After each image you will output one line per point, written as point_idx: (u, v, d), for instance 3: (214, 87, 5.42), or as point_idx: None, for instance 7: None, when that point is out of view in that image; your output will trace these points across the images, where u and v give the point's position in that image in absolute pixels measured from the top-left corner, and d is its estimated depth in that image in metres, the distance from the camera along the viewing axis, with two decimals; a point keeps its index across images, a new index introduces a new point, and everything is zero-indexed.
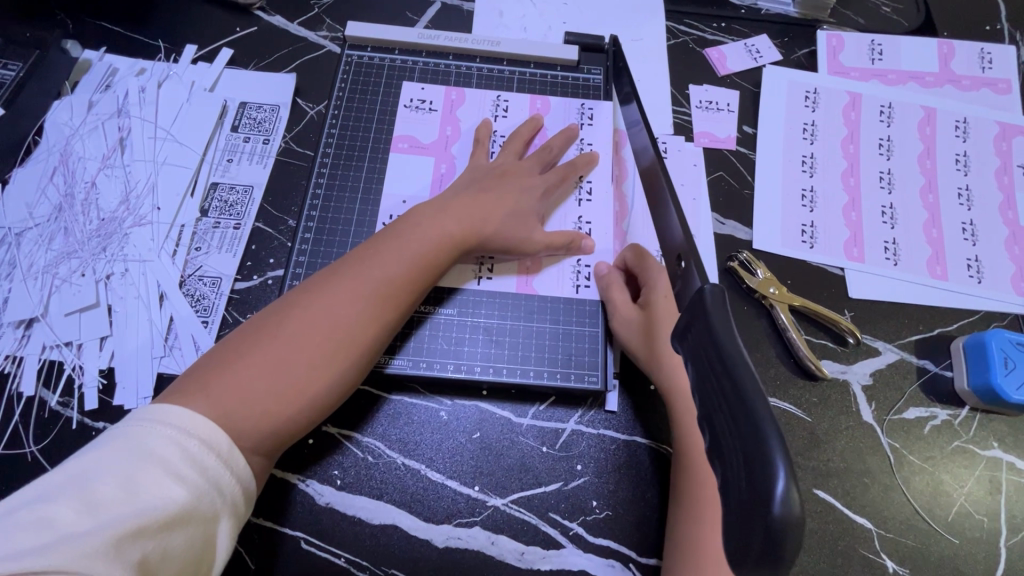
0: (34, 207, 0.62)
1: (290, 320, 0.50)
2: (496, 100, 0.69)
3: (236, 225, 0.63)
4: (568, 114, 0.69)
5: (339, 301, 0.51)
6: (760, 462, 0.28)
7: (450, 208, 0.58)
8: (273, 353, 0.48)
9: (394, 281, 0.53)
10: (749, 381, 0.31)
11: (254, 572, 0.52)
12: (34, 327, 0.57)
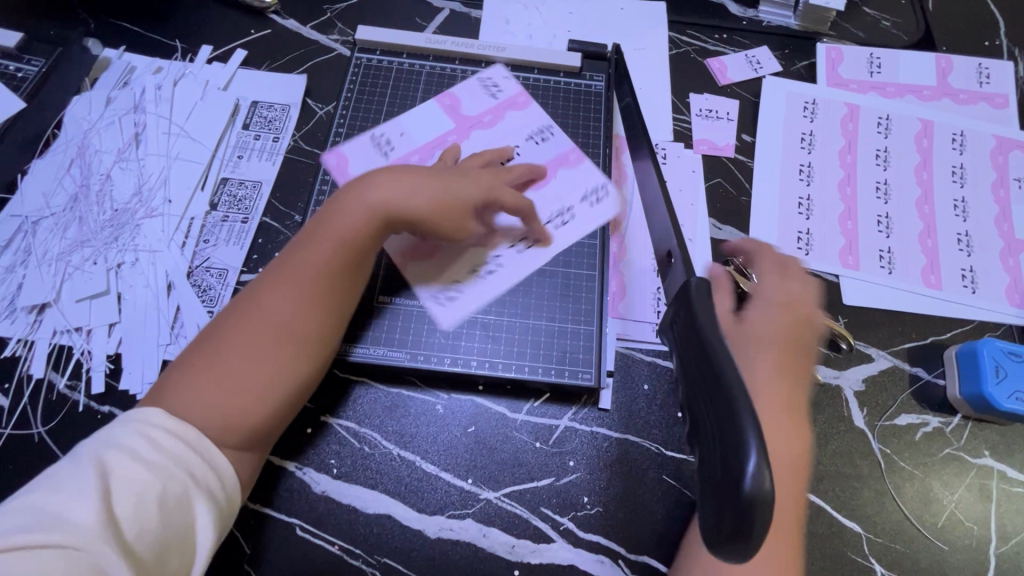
0: (51, 196, 0.64)
1: (235, 325, 0.50)
2: (533, 136, 0.68)
3: (244, 219, 0.65)
4: (583, 183, 0.66)
5: (281, 297, 0.51)
6: (733, 439, 0.30)
7: (378, 186, 0.54)
8: (230, 358, 0.49)
9: (331, 266, 0.52)
10: (727, 366, 0.33)
11: (249, 557, 0.53)
12: (46, 312, 0.59)
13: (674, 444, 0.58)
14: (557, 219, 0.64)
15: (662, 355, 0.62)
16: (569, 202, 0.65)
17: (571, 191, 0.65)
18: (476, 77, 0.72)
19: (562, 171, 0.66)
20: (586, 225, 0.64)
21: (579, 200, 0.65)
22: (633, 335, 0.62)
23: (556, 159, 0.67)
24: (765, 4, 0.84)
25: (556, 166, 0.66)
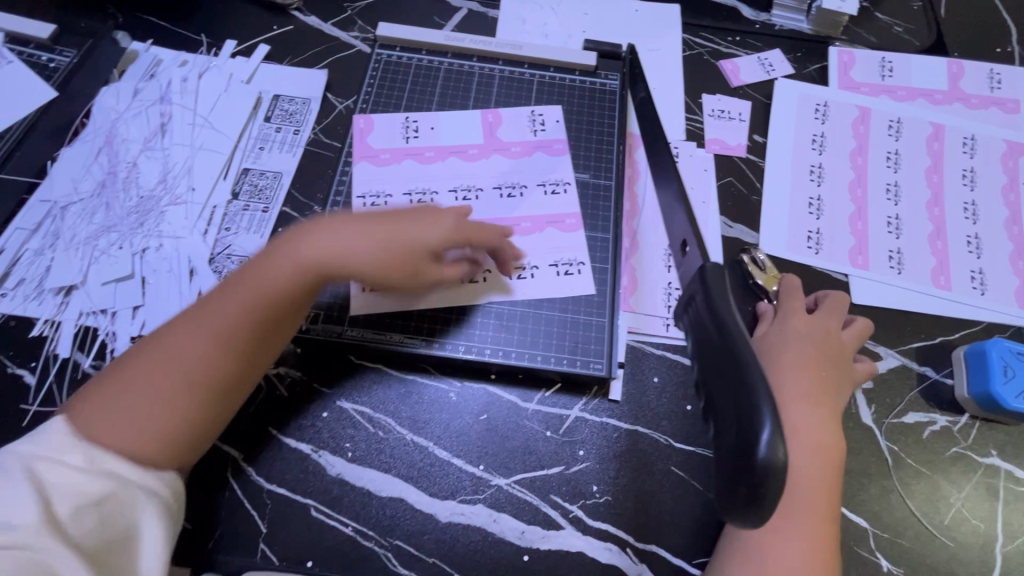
0: (79, 183, 0.66)
1: (152, 356, 0.50)
2: (545, 185, 0.68)
3: (265, 208, 0.67)
4: (559, 249, 0.65)
5: (201, 333, 0.51)
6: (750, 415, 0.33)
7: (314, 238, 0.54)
8: (148, 388, 0.49)
9: (254, 312, 0.52)
10: (742, 348, 0.36)
11: (265, 536, 0.54)
12: (72, 294, 0.61)
13: (683, 436, 0.59)
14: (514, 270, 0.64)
15: (673, 349, 0.63)
16: (536, 260, 0.64)
17: (547, 252, 0.65)
18: (530, 108, 0.72)
19: (547, 229, 0.66)
20: (549, 284, 0.64)
21: (550, 261, 0.65)
22: (645, 329, 0.63)
23: (545, 218, 0.66)
24: (778, 7, 0.85)
25: (544, 223, 0.66)
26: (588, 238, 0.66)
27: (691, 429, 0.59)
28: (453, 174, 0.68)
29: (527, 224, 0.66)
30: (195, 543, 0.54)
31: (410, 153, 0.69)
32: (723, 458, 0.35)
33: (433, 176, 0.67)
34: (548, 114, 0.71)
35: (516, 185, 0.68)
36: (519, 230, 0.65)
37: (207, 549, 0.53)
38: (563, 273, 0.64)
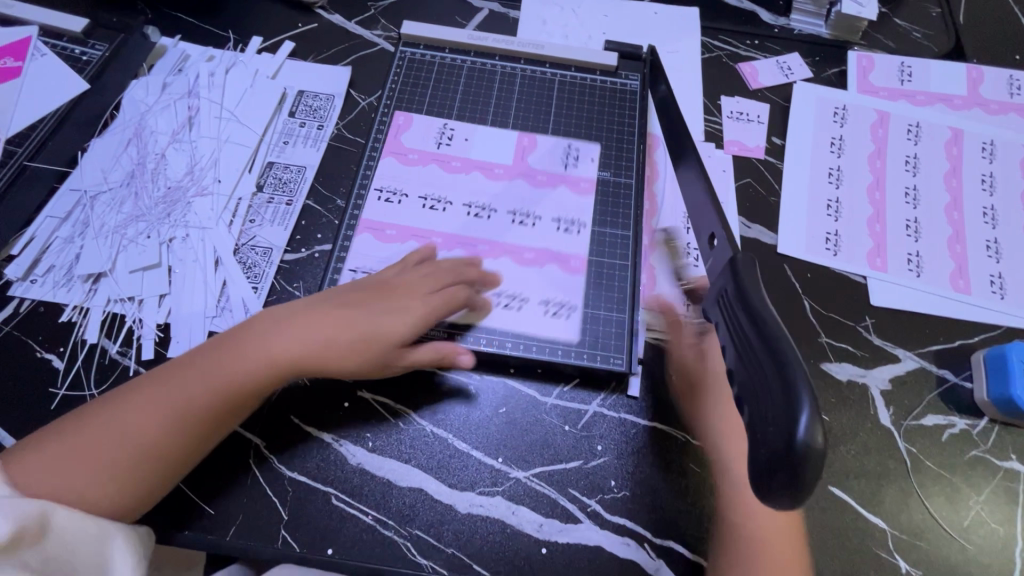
0: (109, 172, 0.67)
1: (95, 419, 0.52)
2: (559, 224, 0.66)
3: (290, 201, 0.67)
4: (554, 287, 0.64)
5: (141, 410, 0.52)
6: (791, 403, 0.33)
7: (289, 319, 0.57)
8: (80, 447, 0.50)
9: (196, 398, 0.53)
10: (779, 338, 0.36)
11: (286, 522, 0.55)
12: (101, 281, 0.62)
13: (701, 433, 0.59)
14: (503, 299, 0.63)
15: None
16: (529, 293, 0.63)
17: (544, 288, 0.64)
18: (566, 142, 0.71)
19: (548, 265, 0.64)
20: (538, 322, 0.62)
21: (542, 297, 0.63)
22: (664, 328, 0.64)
23: (549, 254, 0.65)
24: (797, 11, 0.86)
25: (548, 260, 0.65)
26: (607, 235, 0.66)
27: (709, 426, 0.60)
28: (460, 185, 0.68)
29: (530, 254, 0.65)
30: (217, 529, 0.54)
31: (435, 157, 0.69)
32: (753, 444, 0.36)
33: (447, 182, 0.68)
34: (586, 151, 0.70)
35: (527, 216, 0.67)
36: (521, 260, 0.64)
37: (229, 535, 0.54)
38: (552, 313, 0.62)
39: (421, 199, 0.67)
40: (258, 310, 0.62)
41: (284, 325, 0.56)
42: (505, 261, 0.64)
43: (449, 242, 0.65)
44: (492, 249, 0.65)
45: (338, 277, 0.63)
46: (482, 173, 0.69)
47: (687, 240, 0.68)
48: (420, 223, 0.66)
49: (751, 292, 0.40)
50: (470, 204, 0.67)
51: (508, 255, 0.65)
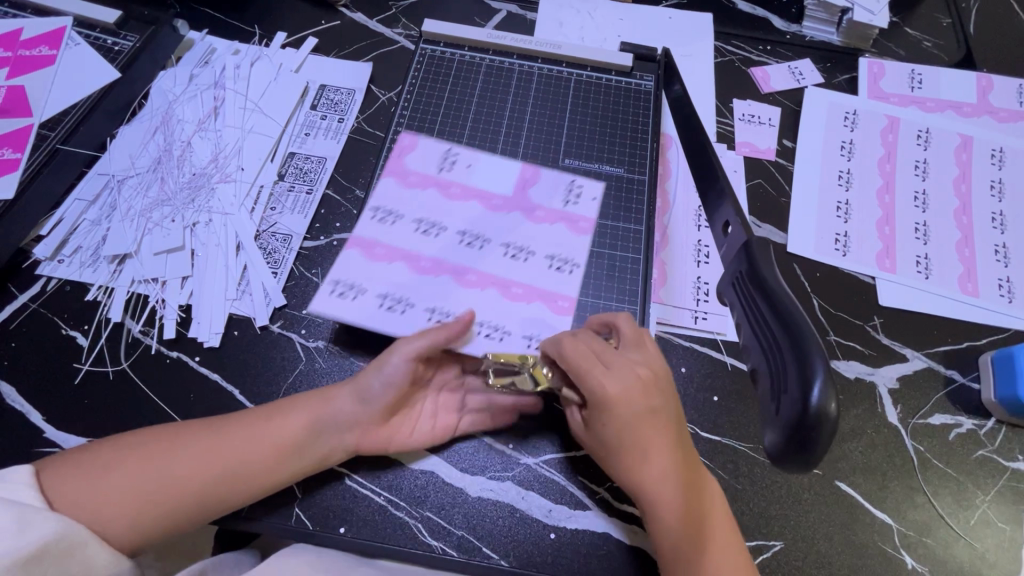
0: (136, 158, 0.69)
1: (90, 467, 0.49)
2: (553, 262, 0.64)
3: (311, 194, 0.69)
4: (538, 322, 0.60)
5: (140, 472, 0.49)
6: (801, 372, 0.35)
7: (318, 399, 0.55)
8: (72, 501, 0.47)
9: (197, 472, 0.50)
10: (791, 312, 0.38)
11: (299, 500, 0.56)
12: (126, 262, 0.64)
13: (709, 426, 0.60)
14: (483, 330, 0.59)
15: (701, 342, 0.64)
16: (511, 325, 0.60)
17: (527, 320, 0.60)
18: (571, 178, 0.69)
19: (535, 303, 0.61)
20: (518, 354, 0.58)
21: (524, 332, 0.59)
22: (674, 320, 0.65)
23: (538, 292, 0.62)
24: (809, 19, 0.87)
25: (535, 298, 0.61)
26: (620, 229, 0.67)
27: (717, 419, 0.61)
28: (457, 212, 0.66)
29: (518, 290, 0.62)
30: None
31: (438, 182, 0.67)
32: (770, 415, 0.37)
33: (445, 207, 0.66)
34: (594, 197, 0.68)
35: (521, 251, 0.64)
36: (507, 294, 0.61)
37: (244, 511, 0.55)
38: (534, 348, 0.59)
39: (412, 222, 0.65)
40: (277, 295, 0.63)
41: (302, 413, 0.54)
42: (491, 294, 0.61)
43: (437, 267, 0.62)
44: (480, 280, 0.62)
45: None
46: (486, 200, 0.67)
47: (698, 237, 0.70)
48: (412, 247, 0.63)
49: (760, 267, 0.42)
50: (465, 232, 0.64)
51: (497, 288, 0.62)
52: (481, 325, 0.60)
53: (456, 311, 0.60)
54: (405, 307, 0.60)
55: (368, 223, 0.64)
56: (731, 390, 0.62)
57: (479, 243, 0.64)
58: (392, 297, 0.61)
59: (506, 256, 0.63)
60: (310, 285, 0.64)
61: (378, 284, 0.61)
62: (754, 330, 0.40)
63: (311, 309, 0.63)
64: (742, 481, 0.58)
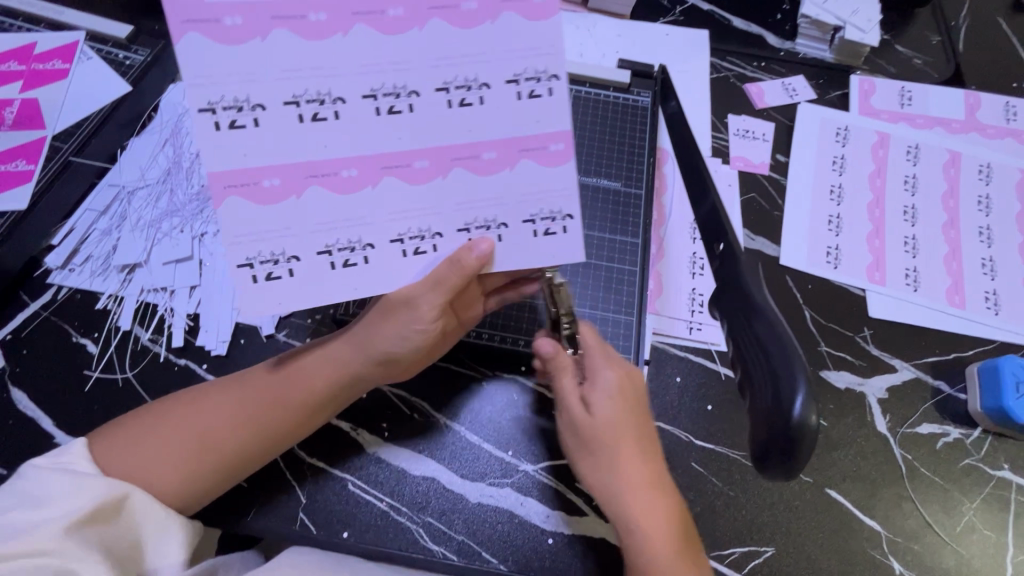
0: (146, 169, 0.71)
1: (128, 445, 0.51)
2: (518, 83, 0.47)
3: (233, 126, 0.45)
4: (538, 193, 0.50)
5: (179, 444, 0.52)
6: (783, 384, 0.37)
7: (328, 357, 0.57)
8: (117, 470, 0.50)
9: (237, 437, 0.53)
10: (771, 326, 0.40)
11: (304, 506, 0.57)
12: (136, 272, 0.65)
13: (703, 434, 0.62)
14: (476, 232, 0.51)
15: (695, 352, 0.66)
16: (506, 216, 0.50)
17: (523, 201, 0.50)
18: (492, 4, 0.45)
19: (521, 161, 0.49)
20: (526, 248, 0.52)
21: (524, 215, 0.51)
22: (669, 331, 0.67)
23: (516, 142, 0.49)
24: (803, 36, 0.89)
25: (517, 152, 0.49)
26: (618, 242, 0.69)
27: (711, 427, 0.62)
28: (359, 66, 0.45)
29: (490, 154, 0.49)
30: (238, 509, 0.57)
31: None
32: (754, 425, 0.39)
33: (348, 56, 0.45)
34: (544, 64, 0.47)
35: (469, 83, 0.46)
36: (480, 167, 0.49)
37: (251, 515, 0.57)
38: (544, 232, 0.51)
39: (309, 104, 0.45)
40: None
41: (323, 365, 0.56)
42: (460, 174, 0.49)
43: (365, 175, 0.48)
44: (432, 166, 0.48)
45: None
46: (422, 40, 0.45)
47: (693, 250, 0.72)
48: (336, 151, 0.47)
49: (747, 282, 0.44)
50: (373, 87, 0.46)
51: (461, 165, 0.49)
52: (468, 226, 0.51)
53: (429, 224, 0.50)
54: (355, 254, 0.49)
55: (267, 181, 0.47)
56: (725, 399, 0.64)
57: (407, 97, 0.46)
58: (333, 243, 0.49)
59: (458, 107, 0.47)
60: None
61: (306, 242, 0.49)
62: (739, 341, 0.42)
63: (316, 318, 0.65)
64: (734, 488, 0.60)
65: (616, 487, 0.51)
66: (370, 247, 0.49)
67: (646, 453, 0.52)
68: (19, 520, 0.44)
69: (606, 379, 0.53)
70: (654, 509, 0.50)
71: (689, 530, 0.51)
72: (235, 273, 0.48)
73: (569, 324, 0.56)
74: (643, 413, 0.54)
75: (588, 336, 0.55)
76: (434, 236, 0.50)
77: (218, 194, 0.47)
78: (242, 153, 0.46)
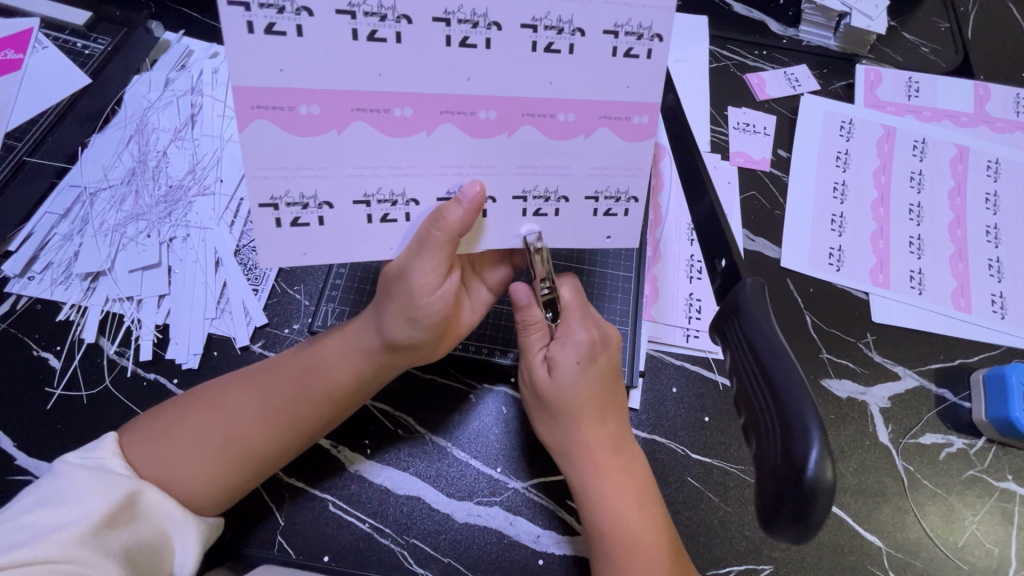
0: (110, 169, 0.67)
1: (150, 441, 0.49)
2: (617, 35, 0.43)
3: (272, 31, 0.40)
4: (552, 169, 0.47)
5: (198, 441, 0.50)
6: (799, 434, 0.33)
7: (352, 345, 0.54)
8: (141, 461, 0.48)
9: (258, 432, 0.51)
10: (780, 366, 0.36)
11: (282, 529, 0.54)
12: (100, 280, 0.62)
13: (700, 447, 0.60)
14: (532, 202, 0.48)
15: (693, 360, 0.63)
16: (568, 188, 0.48)
17: (590, 174, 0.48)
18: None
19: (600, 129, 0.46)
20: (581, 225, 0.50)
21: (588, 191, 0.48)
22: (665, 338, 0.64)
23: (600, 108, 0.45)
24: (806, 23, 0.85)
25: (598, 119, 0.46)
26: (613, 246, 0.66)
27: (708, 441, 0.60)
28: None
29: (567, 116, 0.45)
30: None
31: None
32: (762, 476, 0.35)
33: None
34: (649, 21, 0.43)
35: (562, 25, 0.42)
36: (550, 129, 0.46)
37: (226, 539, 0.54)
38: (605, 212, 0.49)
39: (368, 19, 0.40)
40: (258, 314, 0.61)
41: (346, 352, 0.54)
42: (528, 133, 0.45)
43: (422, 117, 0.44)
44: (500, 119, 0.45)
45: (340, 283, 0.61)
46: None
47: (689, 252, 0.69)
48: (391, 82, 0.42)
49: (751, 308, 0.40)
50: (449, 10, 0.41)
51: (531, 123, 0.45)
52: (525, 193, 0.48)
53: (488, 185, 0.47)
54: (396, 209, 0.46)
55: (305, 107, 0.42)
56: (723, 410, 0.61)
57: (486, 29, 0.42)
58: (373, 192, 0.46)
59: (542, 52, 0.43)
60: (294, 302, 0.62)
61: (342, 187, 0.45)
62: (745, 377, 0.39)
63: (293, 328, 0.61)
64: (732, 504, 0.58)
65: (573, 441, 0.53)
66: (413, 203, 0.47)
67: (606, 412, 0.54)
68: (38, 522, 0.42)
69: (578, 341, 0.54)
70: (610, 466, 0.53)
71: (648, 484, 0.54)
72: (257, 213, 0.45)
73: (549, 288, 0.54)
74: (614, 375, 0.56)
75: (567, 293, 0.56)
76: (488, 202, 0.47)
77: (243, 115, 0.41)
78: (282, 66, 0.41)
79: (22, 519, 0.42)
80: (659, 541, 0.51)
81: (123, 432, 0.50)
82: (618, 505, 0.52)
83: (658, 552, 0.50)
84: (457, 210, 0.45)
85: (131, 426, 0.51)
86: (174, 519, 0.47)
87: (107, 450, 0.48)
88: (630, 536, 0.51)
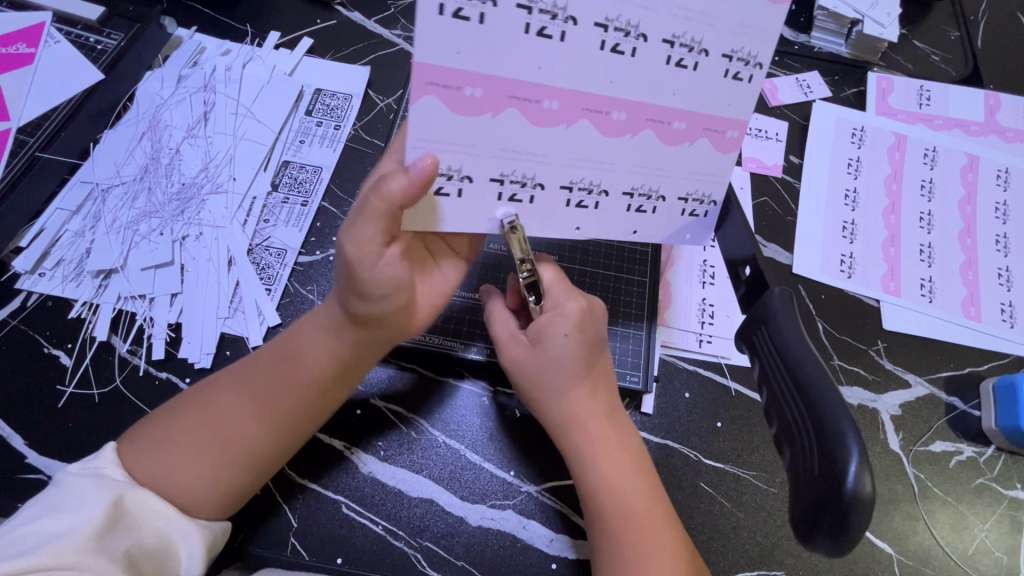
0: (122, 166, 0.66)
1: (147, 451, 0.48)
2: (730, 60, 0.43)
3: (457, 15, 0.38)
4: (582, 162, 0.46)
5: (194, 446, 0.49)
6: (837, 445, 0.33)
7: (324, 330, 0.52)
8: (139, 475, 0.47)
9: (251, 427, 0.50)
10: (811, 377, 0.37)
11: (295, 530, 0.54)
12: (112, 277, 0.61)
13: (713, 453, 0.60)
14: (637, 199, 0.48)
15: (706, 366, 0.63)
16: (667, 188, 0.48)
17: (625, 174, 0.47)
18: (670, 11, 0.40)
19: (702, 141, 0.46)
20: (670, 223, 0.50)
21: (623, 185, 0.47)
22: (677, 343, 0.64)
23: (704, 120, 0.45)
24: (818, 30, 0.85)
25: (643, 119, 0.44)
26: (626, 249, 0.66)
27: (720, 446, 0.60)
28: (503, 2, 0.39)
29: (680, 124, 0.45)
30: None
31: None
32: (800, 489, 0.35)
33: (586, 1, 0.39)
34: (700, 35, 0.41)
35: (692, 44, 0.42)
36: (666, 134, 0.45)
37: (238, 540, 0.53)
38: (690, 212, 0.50)
39: (540, 15, 0.39)
40: (271, 313, 0.61)
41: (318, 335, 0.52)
42: (648, 138, 0.45)
43: (565, 110, 0.43)
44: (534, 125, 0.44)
45: None
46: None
47: (702, 255, 0.69)
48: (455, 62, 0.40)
49: (779, 316, 0.41)
50: (609, 17, 0.40)
51: (651, 128, 0.45)
52: (633, 191, 0.48)
53: (602, 178, 0.47)
54: (524, 191, 0.46)
55: (469, 89, 0.40)
56: (735, 416, 0.61)
57: (563, 22, 0.39)
58: (508, 172, 0.45)
59: (673, 66, 0.42)
60: (306, 302, 0.62)
61: (483, 165, 0.44)
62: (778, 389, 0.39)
63: None
64: (744, 510, 0.58)
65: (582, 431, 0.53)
66: (541, 188, 0.46)
67: (599, 388, 0.54)
68: (42, 529, 0.42)
69: (567, 312, 0.53)
70: (624, 464, 0.52)
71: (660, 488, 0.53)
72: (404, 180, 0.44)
73: (529, 272, 0.52)
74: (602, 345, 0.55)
75: (547, 272, 0.55)
76: (601, 194, 0.47)
77: (416, 89, 0.40)
78: (457, 48, 0.39)
79: (25, 528, 0.42)
80: (655, 513, 0.51)
81: (124, 441, 0.49)
82: (624, 487, 0.51)
83: (664, 538, 0.50)
84: (400, 181, 0.41)
85: (130, 433, 0.50)
86: (175, 523, 0.47)
87: (103, 460, 0.47)
88: (636, 520, 0.50)
